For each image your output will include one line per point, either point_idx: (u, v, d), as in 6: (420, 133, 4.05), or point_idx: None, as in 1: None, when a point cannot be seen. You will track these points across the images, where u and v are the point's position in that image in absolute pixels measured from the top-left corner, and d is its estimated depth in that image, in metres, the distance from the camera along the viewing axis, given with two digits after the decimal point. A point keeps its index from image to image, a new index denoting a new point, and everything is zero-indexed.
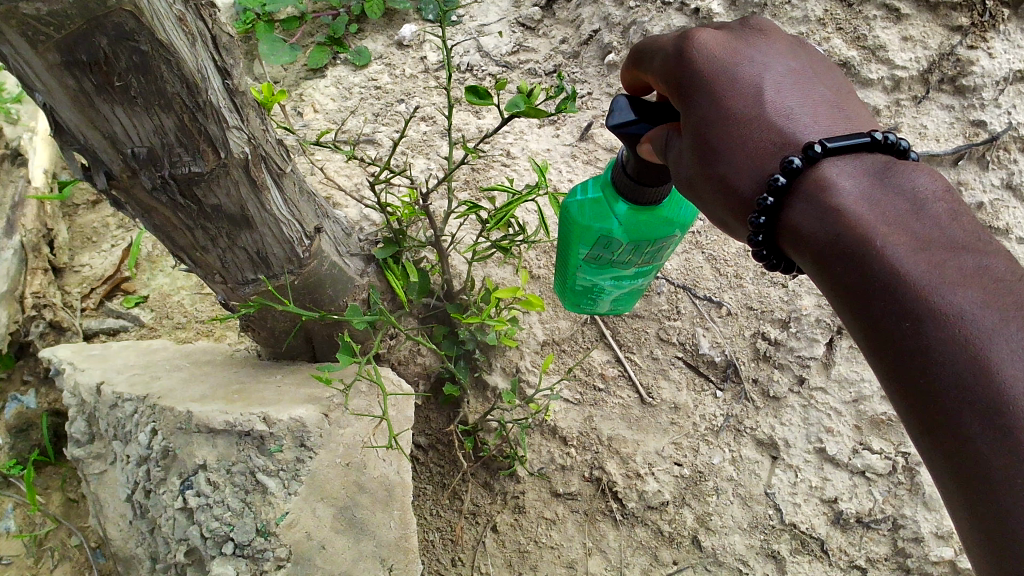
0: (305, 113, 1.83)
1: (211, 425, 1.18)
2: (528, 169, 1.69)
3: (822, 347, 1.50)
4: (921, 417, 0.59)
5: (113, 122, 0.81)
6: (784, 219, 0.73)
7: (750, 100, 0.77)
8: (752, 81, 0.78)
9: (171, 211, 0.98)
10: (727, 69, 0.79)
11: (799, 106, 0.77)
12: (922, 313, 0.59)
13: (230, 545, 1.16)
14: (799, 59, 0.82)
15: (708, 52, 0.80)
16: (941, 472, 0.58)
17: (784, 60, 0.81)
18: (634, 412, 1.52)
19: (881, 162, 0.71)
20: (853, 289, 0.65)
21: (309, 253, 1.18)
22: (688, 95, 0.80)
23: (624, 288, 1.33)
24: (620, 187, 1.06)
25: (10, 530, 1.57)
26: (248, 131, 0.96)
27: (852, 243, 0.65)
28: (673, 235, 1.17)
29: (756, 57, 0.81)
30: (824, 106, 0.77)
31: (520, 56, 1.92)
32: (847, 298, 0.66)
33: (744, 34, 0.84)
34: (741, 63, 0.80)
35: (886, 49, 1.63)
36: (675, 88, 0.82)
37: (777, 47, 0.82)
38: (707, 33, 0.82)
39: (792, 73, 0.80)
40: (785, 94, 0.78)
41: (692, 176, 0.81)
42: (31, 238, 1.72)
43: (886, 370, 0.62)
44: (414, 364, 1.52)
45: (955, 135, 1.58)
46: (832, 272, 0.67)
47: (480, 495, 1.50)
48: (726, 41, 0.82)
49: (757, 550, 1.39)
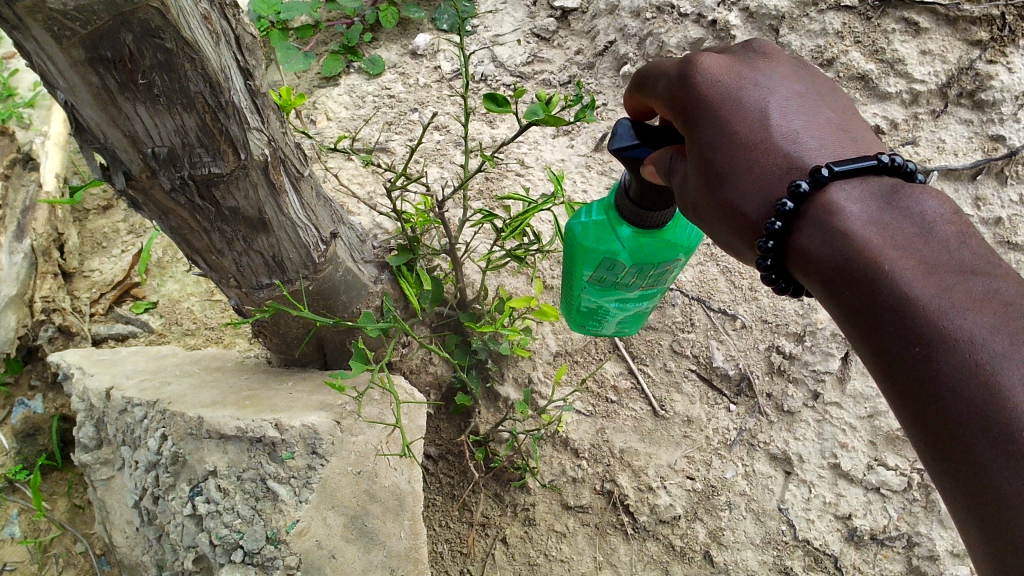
0: (318, 121, 1.83)
1: (222, 431, 1.18)
2: (542, 179, 1.69)
3: (838, 361, 1.48)
4: (935, 445, 0.57)
5: (135, 121, 0.80)
6: (793, 243, 0.72)
7: (756, 124, 0.76)
8: (757, 105, 0.77)
9: (189, 212, 0.97)
10: (732, 94, 0.78)
11: (806, 129, 0.75)
12: (932, 339, 0.58)
13: (239, 553, 1.14)
14: (804, 82, 0.81)
15: (713, 77, 0.79)
16: (956, 503, 0.56)
17: (789, 83, 0.80)
18: (646, 425, 1.50)
19: (888, 185, 0.69)
20: (863, 316, 0.63)
21: (325, 257, 1.17)
22: (692, 121, 0.79)
23: (629, 311, 1.31)
24: (623, 210, 1.05)
25: (14, 535, 1.56)
26: (268, 133, 0.95)
27: (860, 268, 0.64)
28: (677, 259, 1.15)
29: (761, 80, 0.79)
30: (829, 129, 0.76)
31: (535, 66, 1.92)
32: (858, 324, 0.64)
33: (749, 58, 0.83)
34: (746, 87, 0.79)
35: (904, 63, 1.63)
36: (680, 113, 0.81)
37: (782, 71, 0.81)
38: (711, 58, 0.81)
39: (798, 97, 0.78)
40: (791, 117, 0.76)
41: (698, 201, 0.79)
42: (42, 242, 1.71)
43: (898, 397, 0.60)
44: (425, 374, 1.51)
45: (973, 149, 1.58)
46: (841, 297, 0.66)
47: (490, 506, 1.48)
48: (730, 65, 0.81)
49: (770, 566, 1.37)
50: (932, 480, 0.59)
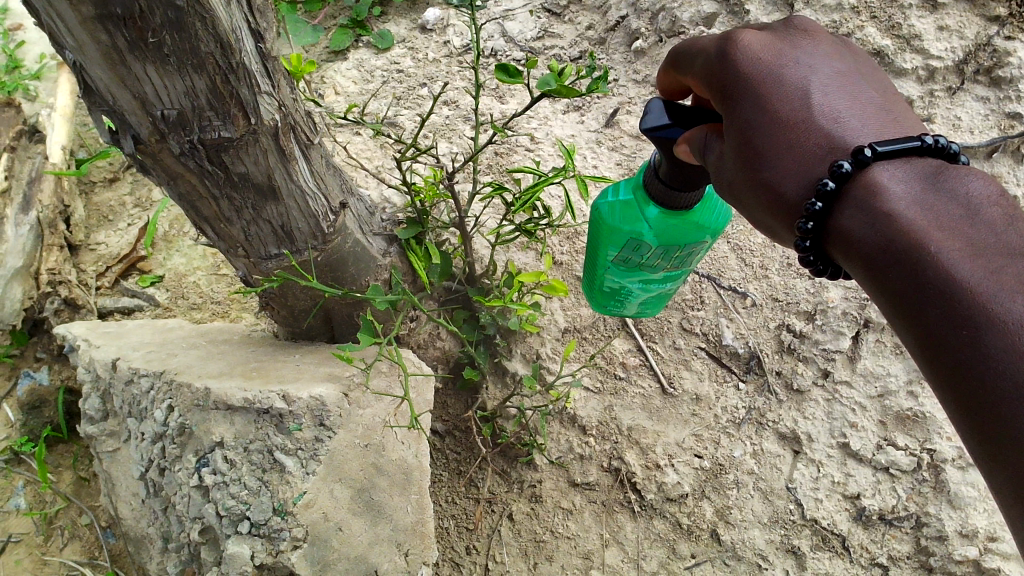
0: (326, 95, 1.82)
1: (229, 402, 1.17)
2: (553, 153, 1.67)
3: (848, 341, 1.47)
4: (980, 430, 0.56)
5: (144, 82, 0.79)
6: (832, 224, 0.70)
7: (797, 103, 0.74)
8: (798, 84, 0.75)
9: (198, 178, 0.96)
10: (772, 72, 0.76)
11: (847, 108, 0.74)
12: (980, 322, 0.56)
13: (246, 524, 1.14)
14: (846, 60, 0.79)
15: (752, 55, 0.78)
16: (1006, 489, 0.55)
17: (831, 62, 0.78)
18: (655, 403, 1.50)
19: (932, 166, 0.68)
20: (905, 298, 0.62)
21: (334, 228, 1.16)
22: (730, 98, 0.78)
23: (652, 294, 1.30)
24: (652, 191, 1.03)
25: (20, 507, 1.56)
26: (279, 98, 0.94)
27: (903, 250, 0.62)
28: (704, 241, 1.14)
29: (802, 58, 0.78)
30: (872, 109, 0.74)
31: (545, 42, 1.90)
32: (900, 307, 0.62)
33: (790, 35, 0.81)
34: (787, 65, 0.77)
35: (921, 39, 1.61)
36: (717, 91, 0.80)
37: (824, 49, 0.80)
38: (751, 35, 0.79)
39: (840, 75, 0.77)
40: (832, 96, 0.75)
41: (734, 180, 0.78)
42: (48, 214, 1.69)
43: (941, 382, 0.59)
44: (432, 349, 1.48)
45: (989, 127, 1.56)
46: (883, 279, 0.64)
47: (496, 482, 1.48)
48: (771, 42, 0.79)
49: (777, 545, 1.37)
50: (978, 467, 0.57)
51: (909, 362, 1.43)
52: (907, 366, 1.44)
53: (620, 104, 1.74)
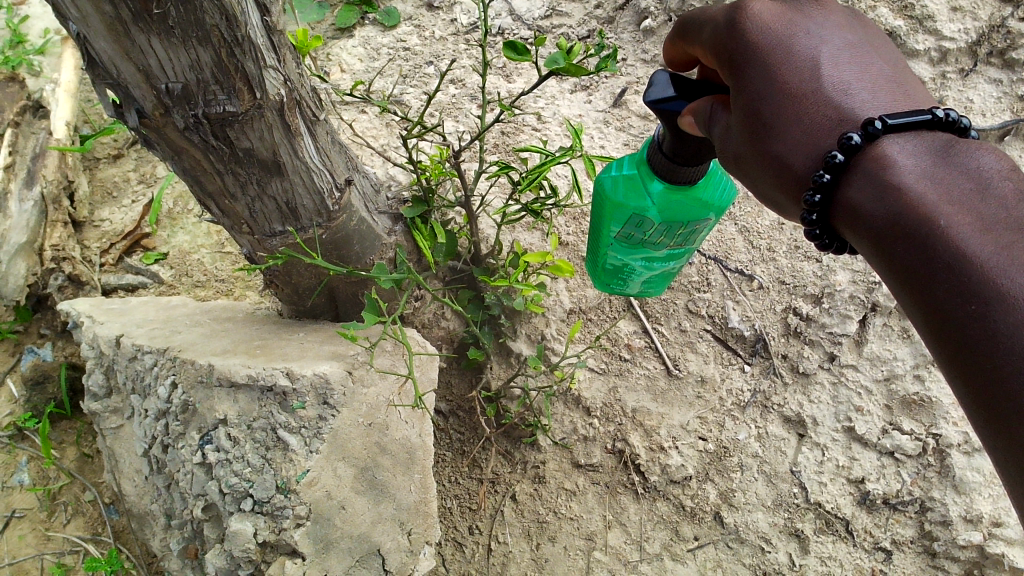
0: (331, 73, 1.82)
1: (233, 379, 1.16)
2: (560, 133, 1.65)
3: (855, 324, 1.46)
4: (987, 406, 0.55)
5: (148, 54, 0.79)
6: (840, 198, 0.69)
7: (806, 74, 0.73)
8: (808, 54, 0.74)
9: (202, 153, 0.95)
10: (782, 42, 0.75)
11: (859, 81, 0.73)
12: (990, 296, 0.55)
13: (249, 502, 1.14)
14: (857, 31, 0.78)
15: (763, 24, 0.76)
16: (1011, 464, 0.54)
17: (842, 32, 0.77)
18: (659, 385, 1.49)
19: (943, 139, 0.66)
20: (912, 273, 0.61)
21: (339, 205, 1.15)
22: (738, 68, 0.77)
23: (654, 271, 1.29)
24: (656, 164, 1.03)
25: (23, 483, 1.56)
26: (284, 72, 0.93)
27: (910, 220, 0.61)
28: (708, 219, 1.13)
29: (812, 27, 0.76)
30: (882, 82, 0.73)
31: (553, 20, 1.86)
32: (907, 282, 0.62)
33: (801, 4, 0.79)
34: (798, 35, 0.76)
35: (934, 19, 1.60)
36: (725, 61, 0.79)
37: (835, 19, 0.78)
38: (762, 4, 0.78)
39: (851, 47, 0.75)
40: (843, 68, 0.73)
41: (741, 151, 0.77)
42: (52, 189, 1.68)
43: (948, 357, 0.58)
44: (437, 329, 1.47)
45: (1002, 110, 1.54)
46: (890, 253, 0.63)
47: (500, 463, 1.47)
48: (782, 12, 0.78)
49: (781, 528, 1.37)
50: (981, 442, 0.57)
51: (915, 346, 1.43)
52: (913, 349, 1.43)
53: (628, 84, 1.72)
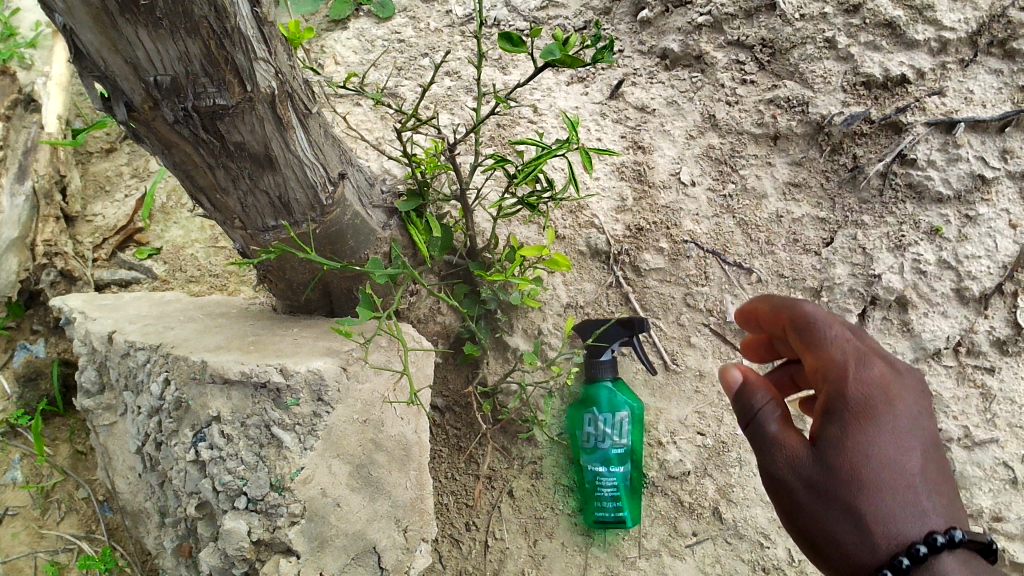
0: (326, 66, 1.81)
1: (225, 375, 1.14)
2: (557, 125, 1.63)
3: (855, 318, 1.42)
4: (805, 532, 0.93)
5: (136, 45, 0.78)
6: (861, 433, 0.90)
7: (908, 447, 0.91)
8: (909, 434, 0.92)
9: (192, 146, 0.94)
10: (889, 414, 0.91)
11: (937, 476, 0.93)
12: None
13: (243, 500, 1.13)
14: (925, 406, 0.98)
15: (885, 409, 0.91)
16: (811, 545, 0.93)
17: (923, 416, 0.96)
18: (657, 379, 1.47)
19: (966, 557, 0.90)
20: (873, 485, 0.88)
21: (333, 199, 1.13)
22: (846, 423, 0.90)
23: (615, 460, 1.33)
24: None
25: (16, 481, 1.54)
26: (276, 65, 0.92)
27: (838, 481, 0.89)
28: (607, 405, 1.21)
29: (907, 405, 0.95)
30: (946, 482, 0.95)
31: (549, 12, 1.79)
32: (864, 511, 0.88)
33: (899, 384, 0.97)
34: (901, 412, 0.93)
35: (934, 8, 1.49)
36: (837, 418, 0.91)
37: (913, 393, 0.97)
38: (869, 378, 0.94)
39: (922, 410, 0.96)
40: (920, 426, 0.94)
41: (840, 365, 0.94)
42: (44, 184, 1.66)
43: (834, 516, 0.89)
44: (432, 323, 1.46)
45: (1003, 101, 1.44)
46: (865, 496, 0.88)
47: (497, 459, 1.47)
48: (886, 380, 0.94)
49: (780, 524, 1.39)
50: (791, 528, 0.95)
51: (917, 341, 1.39)
52: (915, 343, 1.39)
53: (626, 76, 1.68)
